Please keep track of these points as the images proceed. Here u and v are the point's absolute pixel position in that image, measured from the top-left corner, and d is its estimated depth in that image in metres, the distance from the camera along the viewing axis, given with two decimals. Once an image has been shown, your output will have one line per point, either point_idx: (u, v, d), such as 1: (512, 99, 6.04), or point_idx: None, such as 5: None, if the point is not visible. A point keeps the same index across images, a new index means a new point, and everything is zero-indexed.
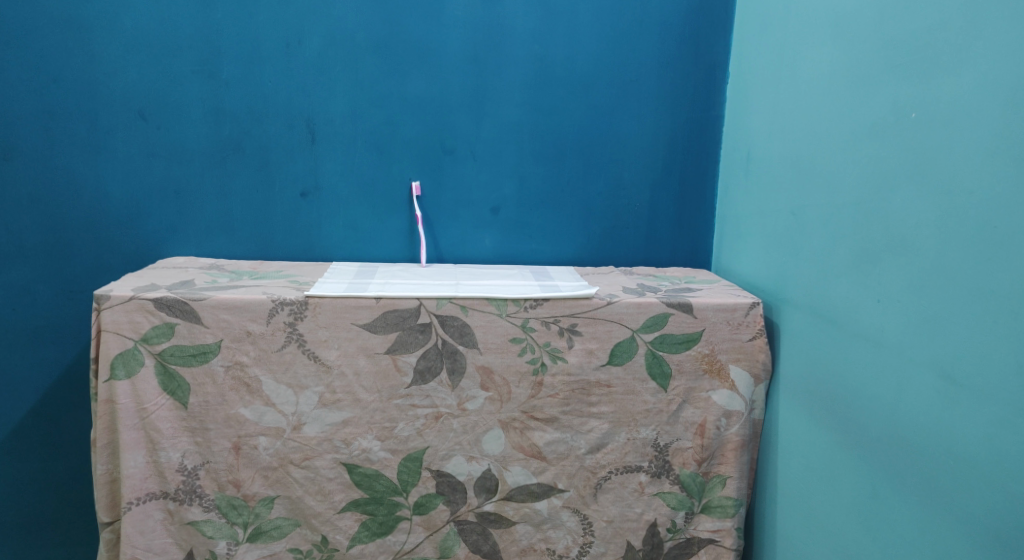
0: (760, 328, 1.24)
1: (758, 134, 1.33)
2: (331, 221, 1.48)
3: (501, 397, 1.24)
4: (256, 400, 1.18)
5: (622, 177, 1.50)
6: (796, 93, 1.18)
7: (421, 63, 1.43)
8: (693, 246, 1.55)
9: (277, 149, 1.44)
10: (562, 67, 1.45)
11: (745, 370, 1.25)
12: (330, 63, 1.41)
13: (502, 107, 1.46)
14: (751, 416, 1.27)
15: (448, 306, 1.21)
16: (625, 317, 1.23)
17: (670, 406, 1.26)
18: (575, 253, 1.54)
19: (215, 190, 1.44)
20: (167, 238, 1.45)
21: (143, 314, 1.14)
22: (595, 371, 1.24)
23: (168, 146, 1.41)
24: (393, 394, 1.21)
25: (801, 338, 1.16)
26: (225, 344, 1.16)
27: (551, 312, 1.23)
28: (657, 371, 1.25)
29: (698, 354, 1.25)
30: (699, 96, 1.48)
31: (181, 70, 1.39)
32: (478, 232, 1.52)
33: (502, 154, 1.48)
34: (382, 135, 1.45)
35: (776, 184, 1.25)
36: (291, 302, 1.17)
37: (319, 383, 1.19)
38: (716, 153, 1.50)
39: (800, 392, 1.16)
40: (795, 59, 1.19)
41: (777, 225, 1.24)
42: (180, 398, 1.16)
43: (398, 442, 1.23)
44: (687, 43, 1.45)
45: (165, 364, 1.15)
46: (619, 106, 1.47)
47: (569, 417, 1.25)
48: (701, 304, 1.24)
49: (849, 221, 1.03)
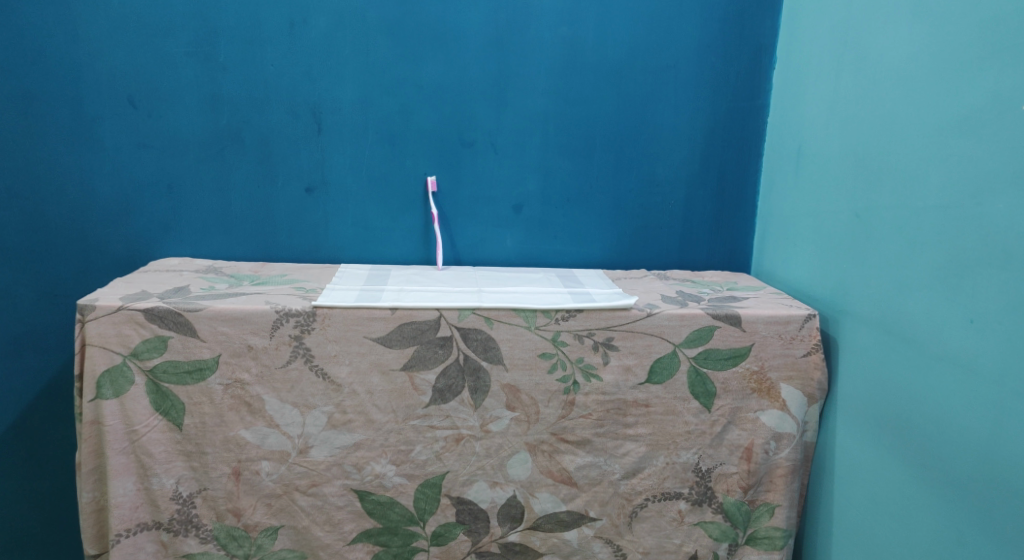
0: (817, 343, 1.12)
1: (812, 126, 1.20)
2: (340, 219, 1.36)
3: (528, 418, 1.12)
4: (258, 421, 1.07)
5: (657, 172, 1.38)
6: (865, 81, 1.05)
7: (438, 46, 1.30)
8: (733, 248, 1.42)
9: (279, 140, 1.31)
10: (593, 52, 1.32)
11: (799, 389, 1.13)
12: (339, 45, 1.28)
13: (527, 95, 1.33)
14: (803, 440, 1.15)
15: (471, 318, 1.09)
16: (666, 330, 1.11)
17: (713, 428, 1.14)
18: (604, 254, 1.42)
19: (212, 185, 1.32)
20: (160, 237, 1.33)
21: (132, 326, 1.02)
22: (633, 389, 1.12)
23: (160, 136, 1.29)
24: (410, 415, 1.09)
25: (868, 356, 1.04)
26: (223, 360, 1.04)
27: (585, 324, 1.11)
28: (700, 390, 1.13)
29: (746, 371, 1.13)
30: (742, 83, 1.35)
31: (174, 52, 1.26)
32: (499, 231, 1.40)
33: (526, 146, 1.36)
34: (396, 124, 1.33)
35: (835, 182, 1.13)
36: (298, 313, 1.05)
37: (328, 403, 1.08)
38: (760, 147, 1.37)
39: (864, 416, 1.05)
40: (863, 41, 1.06)
41: (836, 229, 1.12)
42: (174, 419, 1.05)
43: (414, 467, 1.11)
44: (730, 25, 1.32)
45: (158, 382, 1.04)
46: (655, 95, 1.34)
47: (602, 439, 1.14)
48: (750, 315, 1.12)
49: (934, 229, 0.91)
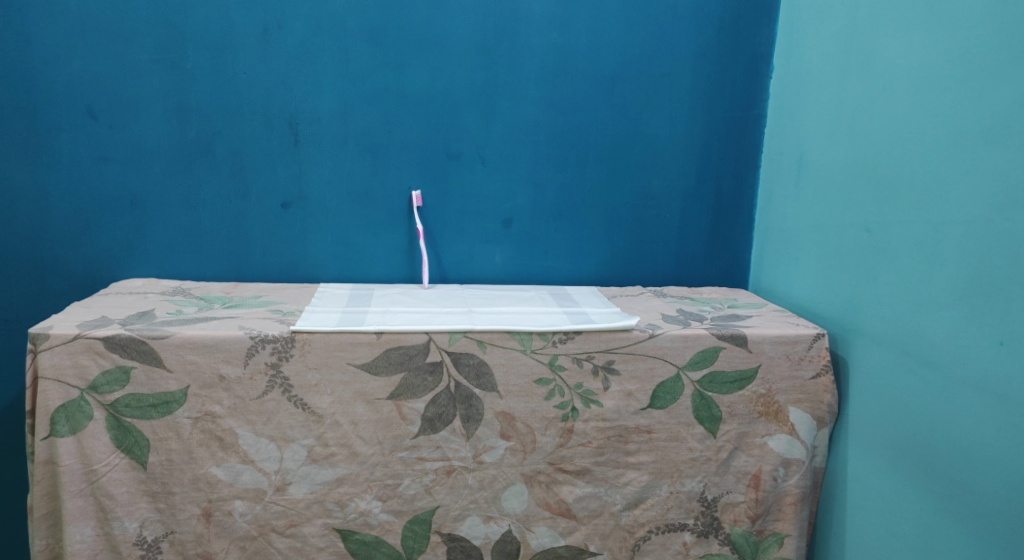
0: (826, 364, 1.06)
1: (815, 137, 1.16)
2: (318, 236, 1.28)
3: (524, 447, 1.05)
4: (231, 457, 0.98)
5: (652, 184, 1.32)
6: (874, 90, 1.02)
7: (423, 53, 1.23)
8: (731, 263, 1.37)
9: (253, 152, 1.23)
10: (583, 59, 1.26)
11: (808, 413, 1.08)
12: (317, 52, 1.21)
13: (517, 105, 1.27)
14: (812, 465, 1.09)
15: (463, 341, 1.02)
16: (669, 352, 1.05)
17: (719, 454, 1.08)
18: (597, 271, 1.35)
19: (180, 200, 1.23)
20: (123, 257, 1.24)
21: (91, 356, 0.93)
22: (634, 415, 1.06)
23: (121, 149, 1.20)
24: (397, 446, 1.02)
25: (883, 378, 1.00)
26: (192, 392, 0.95)
27: (583, 347, 1.04)
28: (704, 415, 1.07)
29: (753, 394, 1.07)
30: (739, 91, 1.30)
31: (138, 60, 1.18)
32: (487, 247, 1.33)
33: (516, 158, 1.29)
34: (378, 136, 1.25)
35: (842, 195, 1.09)
36: (275, 338, 0.97)
37: (308, 435, 0.99)
38: (758, 158, 1.33)
39: (881, 441, 1.00)
40: (872, 50, 1.02)
41: (844, 244, 1.08)
42: (137, 458, 0.95)
43: (402, 503, 1.03)
44: (725, 31, 1.27)
45: (119, 417, 0.94)
46: (648, 104, 1.29)
47: (603, 469, 1.07)
48: (757, 336, 1.06)
49: (960, 246, 0.88)
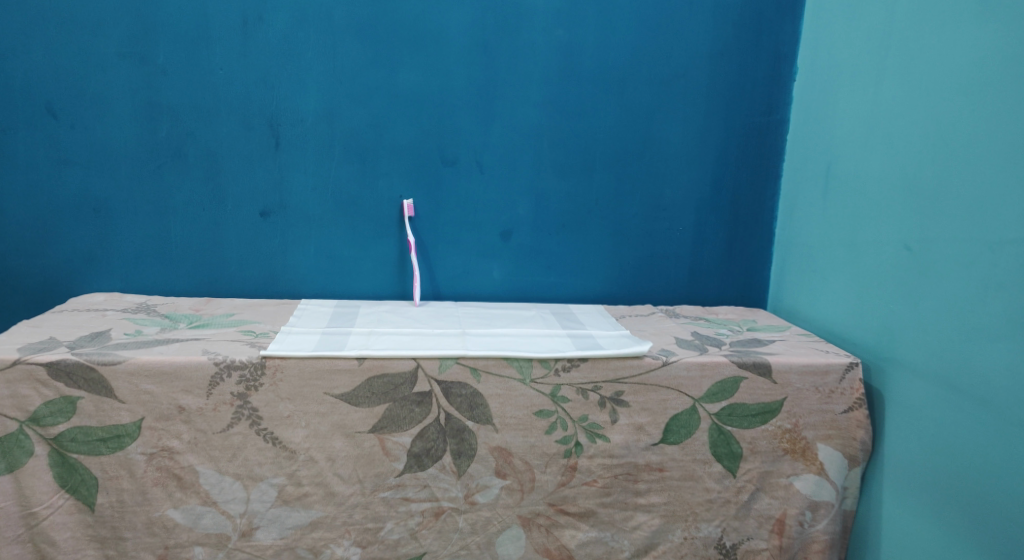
0: (859, 397, 0.95)
1: (845, 145, 1.06)
2: (300, 248, 1.18)
3: (521, 486, 0.94)
4: (190, 498, 0.86)
5: (663, 195, 1.22)
6: (915, 94, 0.92)
7: (418, 49, 1.13)
8: (748, 280, 1.26)
9: (229, 156, 1.13)
10: (592, 58, 1.16)
11: (838, 451, 0.97)
12: (301, 47, 1.11)
13: (519, 108, 1.17)
14: (842, 509, 0.98)
15: (454, 369, 0.91)
16: (684, 382, 0.94)
17: (739, 496, 0.97)
18: (602, 288, 1.25)
19: (148, 208, 1.13)
20: (85, 269, 1.14)
21: (32, 385, 0.82)
22: (645, 452, 0.95)
23: (84, 151, 1.10)
24: (379, 485, 0.91)
25: (925, 413, 0.89)
26: (147, 425, 0.84)
27: (589, 376, 0.93)
28: (723, 452, 0.96)
29: (778, 430, 0.96)
30: (759, 94, 1.19)
31: (103, 53, 1.07)
32: (483, 261, 1.22)
33: (517, 165, 1.19)
34: (367, 139, 1.15)
35: (877, 209, 0.99)
36: (242, 365, 0.86)
37: (279, 474, 0.88)
38: (779, 167, 1.22)
39: (921, 483, 0.90)
40: (915, 49, 0.92)
41: (880, 264, 0.98)
42: (84, 499, 0.84)
43: (383, 549, 0.92)
44: (746, 29, 1.17)
45: (63, 454, 0.83)
46: (661, 108, 1.19)
47: (609, 511, 0.96)
48: (783, 364, 0.95)
49: (1020, 267, 0.78)
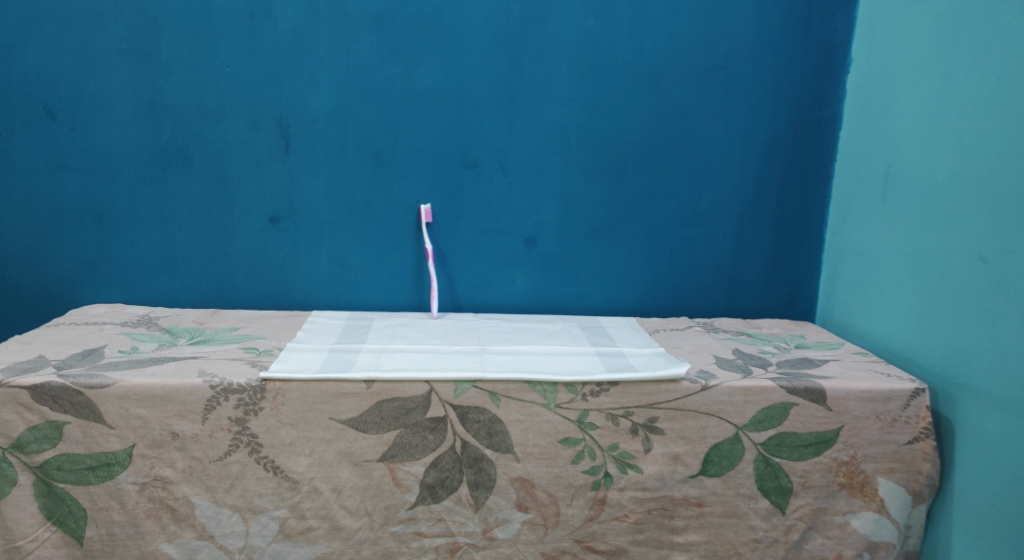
0: (926, 427, 0.85)
1: (907, 143, 0.95)
2: (311, 256, 1.11)
3: (545, 521, 0.86)
4: (185, 531, 0.80)
5: (701, 198, 1.12)
6: (994, 85, 0.81)
7: (435, 43, 1.05)
8: (795, 291, 1.15)
9: (236, 159, 1.06)
10: (624, 51, 1.07)
11: (901, 486, 0.86)
12: (312, 43, 1.04)
13: (545, 105, 1.08)
14: (904, 550, 0.87)
15: (471, 393, 0.82)
16: (727, 409, 0.85)
17: (788, 535, 0.87)
18: (634, 299, 1.15)
19: (152, 214, 1.07)
20: (87, 278, 1.09)
21: (16, 409, 0.76)
22: (682, 485, 0.86)
23: (85, 155, 1.05)
24: (389, 519, 0.83)
25: (1005, 448, 0.78)
26: (138, 453, 0.78)
27: (620, 401, 0.84)
28: (770, 486, 0.86)
29: (833, 462, 0.86)
30: (809, 88, 1.09)
31: (103, 50, 1.02)
32: (505, 271, 1.14)
33: (542, 166, 1.10)
34: (382, 141, 1.08)
35: (945, 215, 0.88)
36: (240, 388, 0.79)
37: (281, 505, 0.81)
38: (830, 168, 1.11)
39: (1001, 528, 0.79)
40: (993, 36, 0.81)
41: (949, 277, 0.87)
42: (72, 531, 0.79)
43: None
44: (795, 16, 1.06)
45: (50, 483, 0.78)
46: (699, 104, 1.09)
47: (642, 549, 0.87)
48: (839, 390, 0.85)
49: None
